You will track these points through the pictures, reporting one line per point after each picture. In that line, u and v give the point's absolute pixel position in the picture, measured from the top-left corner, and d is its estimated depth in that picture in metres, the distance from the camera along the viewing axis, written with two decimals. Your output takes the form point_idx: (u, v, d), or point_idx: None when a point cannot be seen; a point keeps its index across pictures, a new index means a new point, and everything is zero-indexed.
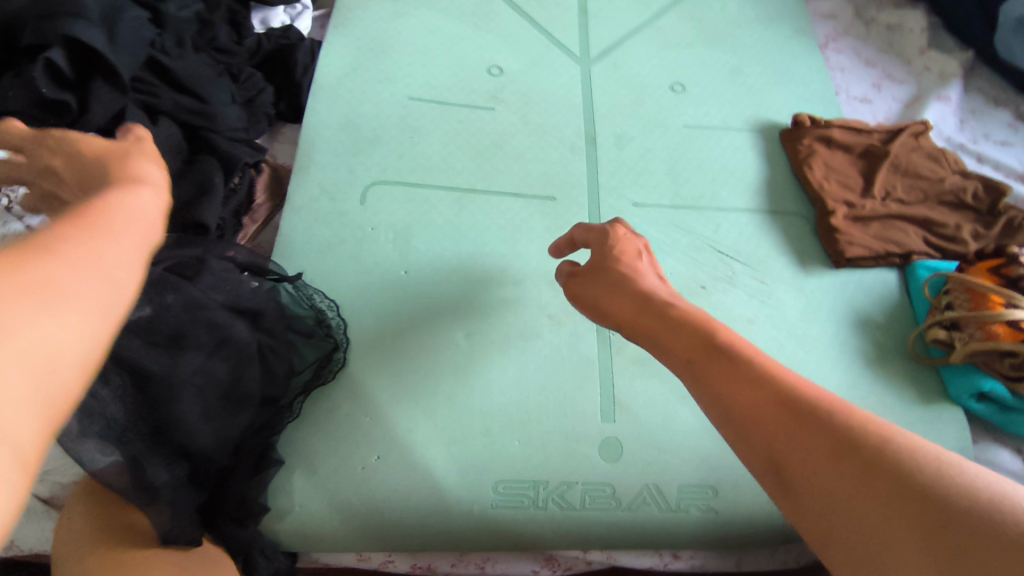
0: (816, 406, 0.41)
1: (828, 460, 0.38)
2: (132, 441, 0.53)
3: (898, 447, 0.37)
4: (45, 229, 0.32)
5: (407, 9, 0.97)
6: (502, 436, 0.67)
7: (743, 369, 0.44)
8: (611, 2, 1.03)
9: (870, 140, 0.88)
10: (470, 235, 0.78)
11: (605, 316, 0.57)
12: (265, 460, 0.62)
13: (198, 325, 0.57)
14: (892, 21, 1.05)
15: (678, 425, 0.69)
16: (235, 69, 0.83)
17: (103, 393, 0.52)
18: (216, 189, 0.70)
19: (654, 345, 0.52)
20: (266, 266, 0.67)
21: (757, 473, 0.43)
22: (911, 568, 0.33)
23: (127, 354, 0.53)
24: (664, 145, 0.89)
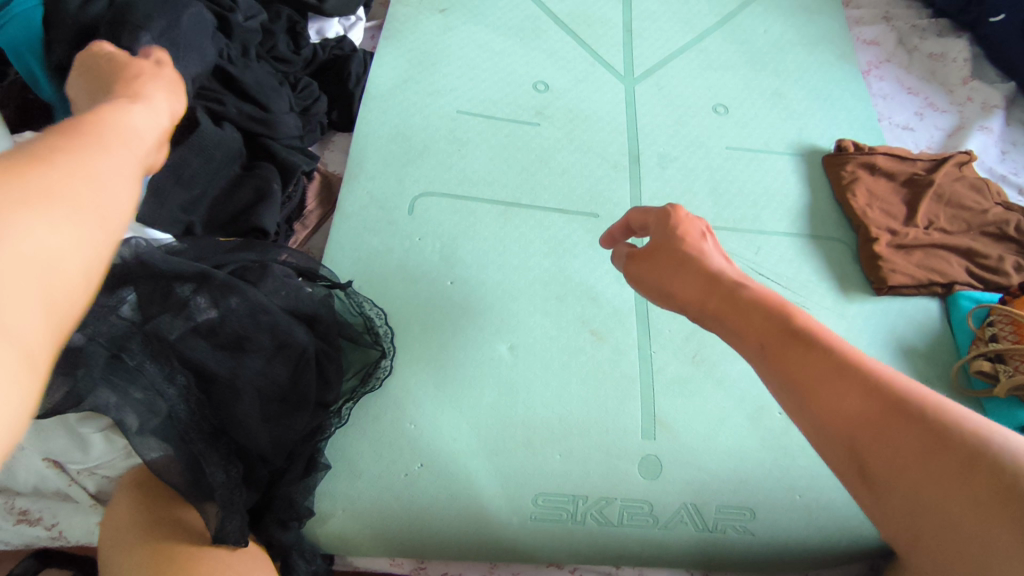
0: (905, 398, 0.42)
1: (921, 459, 0.41)
2: (194, 440, 0.55)
3: (983, 441, 0.40)
4: (45, 138, 0.36)
5: (456, 24, 0.99)
6: (543, 449, 0.68)
7: (830, 364, 0.44)
8: (655, 22, 1.04)
9: (913, 169, 0.88)
10: (515, 249, 0.80)
11: (667, 298, 0.54)
12: (313, 465, 0.63)
13: (259, 328, 0.59)
14: (935, 50, 1.05)
15: (717, 445, 0.70)
16: (293, 78, 0.87)
17: (170, 392, 0.55)
18: (274, 195, 0.74)
19: (720, 328, 0.50)
20: (318, 272, 0.69)
21: (837, 464, 0.45)
22: (1011, 560, 0.37)
23: (194, 356, 0.56)
24: (707, 166, 0.90)
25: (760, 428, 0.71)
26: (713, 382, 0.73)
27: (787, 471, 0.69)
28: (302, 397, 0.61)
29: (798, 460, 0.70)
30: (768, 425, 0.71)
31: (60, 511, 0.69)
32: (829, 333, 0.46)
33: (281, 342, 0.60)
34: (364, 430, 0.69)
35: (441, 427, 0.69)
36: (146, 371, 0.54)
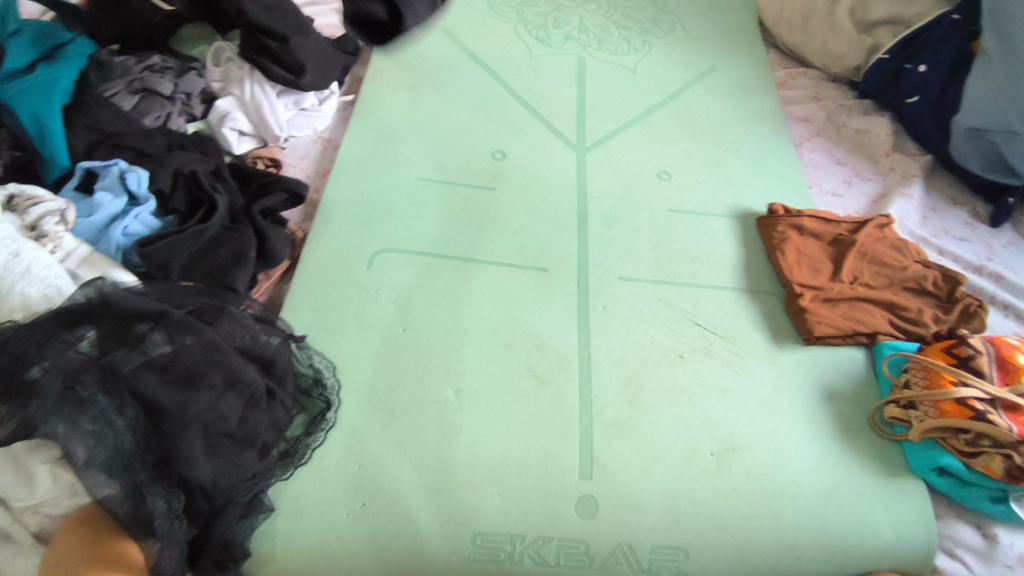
0: None
1: None
2: (137, 469, 0.58)
3: None
4: None
5: (421, 100, 1.09)
6: (483, 487, 0.70)
7: None
8: (606, 98, 1.15)
9: (839, 230, 0.95)
10: (465, 300, 0.84)
11: None
12: (256, 505, 0.65)
13: (212, 366, 0.62)
14: (862, 126, 1.15)
15: (652, 484, 0.72)
16: (272, 160, 0.95)
17: (118, 422, 0.58)
18: (250, 258, 0.78)
19: None
20: (274, 321, 0.74)
21: None
22: None
23: (144, 389, 0.59)
24: (651, 226, 0.97)
25: (693, 468, 0.73)
26: (647, 424, 0.76)
27: (719, 510, 0.71)
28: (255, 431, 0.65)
29: (730, 501, 0.71)
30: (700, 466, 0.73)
31: None
32: None
33: (236, 380, 0.63)
34: (309, 469, 0.71)
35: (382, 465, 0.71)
36: (97, 402, 0.57)
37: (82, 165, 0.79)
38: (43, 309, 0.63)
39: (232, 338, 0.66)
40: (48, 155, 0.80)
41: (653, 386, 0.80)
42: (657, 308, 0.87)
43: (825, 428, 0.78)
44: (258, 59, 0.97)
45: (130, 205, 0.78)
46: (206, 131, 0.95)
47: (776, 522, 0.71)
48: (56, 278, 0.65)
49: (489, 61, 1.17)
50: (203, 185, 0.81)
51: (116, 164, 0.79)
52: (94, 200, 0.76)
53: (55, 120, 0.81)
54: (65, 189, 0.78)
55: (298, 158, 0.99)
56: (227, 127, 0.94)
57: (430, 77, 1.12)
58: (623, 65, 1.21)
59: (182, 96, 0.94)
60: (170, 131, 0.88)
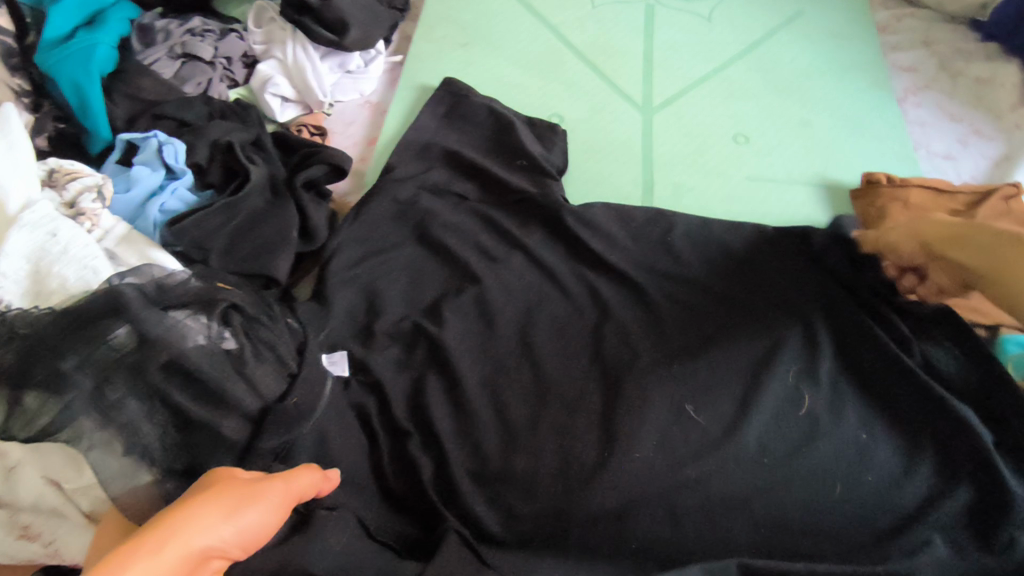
0: (247, 503, 0.46)
1: (198, 508, 0.43)
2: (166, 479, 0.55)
3: (226, 537, 0.44)
4: None
5: (474, 59, 1.01)
6: (540, 489, 0.64)
7: (250, 532, 0.45)
8: (677, 51, 1.03)
9: (954, 201, 0.81)
10: (521, 280, 0.77)
11: (234, 542, 0.44)
12: None
13: (238, 383, 0.59)
14: (983, 75, 0.98)
15: (737, 491, 0.63)
16: (316, 130, 0.90)
17: (147, 430, 0.55)
18: (291, 241, 0.74)
19: (223, 510, 0.45)
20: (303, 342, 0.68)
21: (220, 535, 0.43)
22: (206, 514, 0.43)
23: (173, 400, 0.56)
24: (725, 197, 0.88)
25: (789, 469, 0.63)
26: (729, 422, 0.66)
27: (816, 525, 0.61)
28: (289, 440, 0.60)
29: (825, 518, 0.62)
30: (781, 478, 0.63)
31: (58, 529, 0.66)
32: (287, 486, 0.50)
33: (267, 409, 0.60)
34: None
35: (420, 465, 0.63)
36: (126, 409, 0.54)
37: (121, 138, 0.76)
38: (81, 290, 0.60)
39: (265, 353, 0.63)
40: (91, 128, 0.77)
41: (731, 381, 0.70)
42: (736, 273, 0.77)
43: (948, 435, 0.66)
44: (300, 18, 0.90)
45: (168, 179, 0.75)
46: (248, 97, 0.91)
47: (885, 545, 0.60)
48: (94, 259, 0.62)
49: (546, 13, 1.07)
50: (238, 156, 0.76)
51: (153, 135, 0.75)
52: (132, 174, 0.72)
53: (95, 90, 0.78)
54: (107, 163, 0.76)
55: (344, 125, 0.94)
56: (269, 93, 0.89)
57: (482, 34, 1.03)
58: (697, 13, 1.08)
59: (223, 61, 0.90)
60: (211, 99, 0.84)
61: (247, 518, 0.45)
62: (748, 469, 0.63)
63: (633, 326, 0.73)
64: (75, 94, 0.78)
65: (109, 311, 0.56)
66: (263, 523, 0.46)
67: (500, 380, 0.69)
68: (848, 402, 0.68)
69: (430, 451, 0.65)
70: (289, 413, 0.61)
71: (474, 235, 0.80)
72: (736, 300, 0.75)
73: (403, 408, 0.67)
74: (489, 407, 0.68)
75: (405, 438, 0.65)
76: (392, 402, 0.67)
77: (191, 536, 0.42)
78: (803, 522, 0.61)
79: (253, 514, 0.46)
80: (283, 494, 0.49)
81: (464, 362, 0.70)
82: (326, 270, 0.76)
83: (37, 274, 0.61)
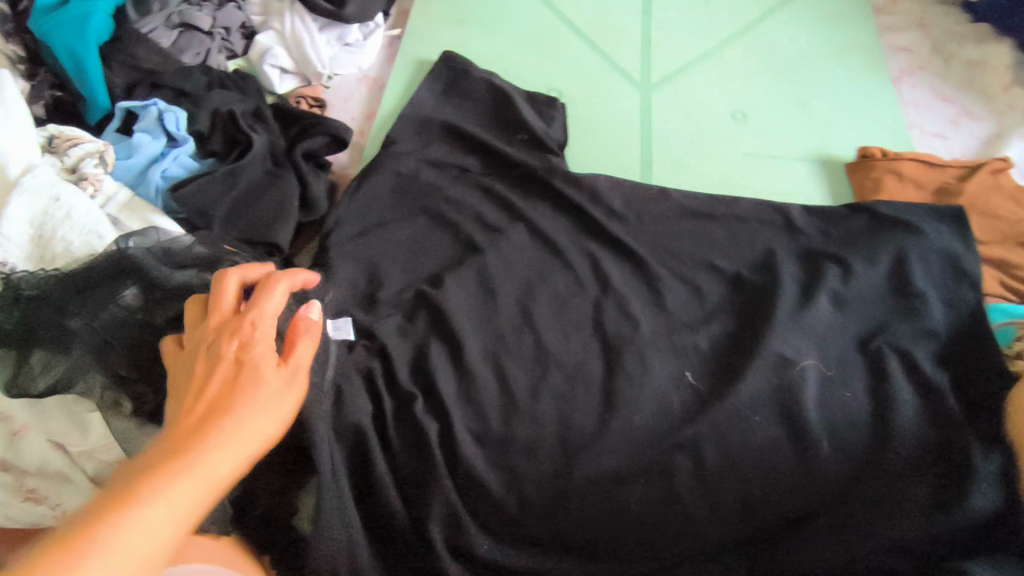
0: (250, 404, 0.46)
1: (196, 439, 0.43)
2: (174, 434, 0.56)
3: (247, 450, 0.44)
4: None
5: (473, 35, 1.01)
6: (541, 453, 0.65)
7: (271, 414, 0.47)
8: (675, 29, 1.03)
9: (944, 177, 0.83)
10: (522, 251, 0.78)
11: (255, 438, 0.45)
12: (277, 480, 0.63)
13: None
14: (974, 57, 1.00)
15: (733, 455, 0.64)
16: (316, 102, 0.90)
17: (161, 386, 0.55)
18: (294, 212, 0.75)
19: (235, 420, 0.45)
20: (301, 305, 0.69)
21: (241, 449, 0.44)
22: (211, 447, 0.43)
23: None
24: (722, 172, 0.89)
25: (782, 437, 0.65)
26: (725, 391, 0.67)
27: (809, 486, 0.63)
28: None
29: (818, 480, 0.63)
30: (772, 436, 0.65)
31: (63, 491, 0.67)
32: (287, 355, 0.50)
33: None
34: None
35: (423, 428, 0.64)
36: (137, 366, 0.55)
37: (121, 105, 0.75)
38: (86, 254, 0.61)
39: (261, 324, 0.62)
40: (90, 96, 0.77)
41: (728, 349, 0.71)
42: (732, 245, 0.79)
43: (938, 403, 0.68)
44: None
45: (169, 147, 0.75)
46: (247, 69, 0.91)
47: (875, 505, 0.62)
48: (96, 224, 0.62)
49: None
50: (239, 125, 0.77)
51: (153, 103, 0.75)
52: (132, 142, 0.72)
53: (93, 59, 0.77)
54: (106, 130, 0.76)
55: (344, 98, 0.95)
56: (268, 64, 0.89)
57: (481, 10, 1.03)
58: None
59: (221, 32, 0.89)
60: (211, 69, 0.83)
61: (262, 416, 0.46)
62: (744, 434, 0.65)
63: (632, 296, 0.75)
64: (72, 62, 0.77)
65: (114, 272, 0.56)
66: (279, 410, 0.47)
67: (502, 348, 0.71)
68: (842, 368, 0.69)
69: (433, 415, 0.66)
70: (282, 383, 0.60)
71: (476, 207, 0.81)
72: (733, 271, 0.77)
73: (407, 374, 0.68)
74: (492, 373, 0.69)
75: (408, 403, 0.66)
76: (395, 368, 0.68)
77: (209, 469, 0.42)
78: (795, 482, 0.63)
79: (267, 412, 0.46)
80: (286, 374, 0.49)
81: (468, 330, 0.71)
82: (329, 240, 0.77)
83: (39, 237, 0.61)
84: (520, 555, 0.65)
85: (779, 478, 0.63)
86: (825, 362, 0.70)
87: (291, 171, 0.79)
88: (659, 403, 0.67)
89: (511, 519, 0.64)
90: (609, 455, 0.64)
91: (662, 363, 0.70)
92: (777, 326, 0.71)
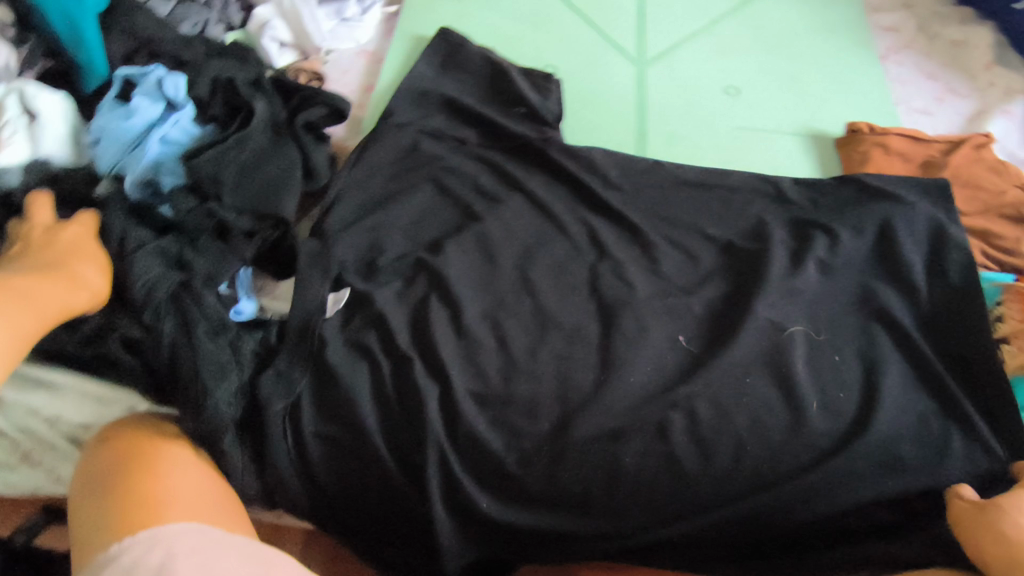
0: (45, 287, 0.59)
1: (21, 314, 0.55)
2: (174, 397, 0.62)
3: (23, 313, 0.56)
4: None
5: (470, 10, 1.02)
6: (537, 412, 0.67)
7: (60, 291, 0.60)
8: (668, 7, 1.05)
9: (928, 150, 0.86)
10: (520, 220, 0.79)
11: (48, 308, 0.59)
12: (275, 436, 0.64)
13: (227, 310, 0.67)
14: (957, 37, 1.02)
15: (721, 412, 0.67)
16: (315, 75, 0.91)
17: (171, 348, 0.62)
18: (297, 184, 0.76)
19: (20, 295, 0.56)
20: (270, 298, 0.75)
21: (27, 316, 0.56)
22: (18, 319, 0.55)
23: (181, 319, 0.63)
24: (715, 145, 0.91)
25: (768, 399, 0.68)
26: (717, 352, 0.70)
27: (795, 444, 0.66)
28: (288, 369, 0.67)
29: (803, 433, 0.66)
30: (763, 395, 0.67)
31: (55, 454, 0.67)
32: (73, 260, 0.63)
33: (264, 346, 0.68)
34: None
35: (423, 389, 0.66)
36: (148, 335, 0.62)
37: (120, 72, 0.76)
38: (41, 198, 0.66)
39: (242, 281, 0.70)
40: (86, 63, 0.77)
41: (719, 314, 0.73)
42: (724, 212, 0.81)
43: (918, 365, 0.70)
44: None
45: (168, 113, 0.75)
46: (245, 41, 0.91)
47: (860, 459, 0.65)
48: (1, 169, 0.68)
49: None
50: (241, 93, 0.78)
51: (153, 70, 0.76)
52: (132, 106, 0.73)
53: (92, 25, 0.77)
54: (105, 98, 0.75)
55: (342, 72, 0.95)
56: (267, 37, 0.90)
57: None
58: None
59: (220, 4, 0.90)
60: (210, 40, 0.84)
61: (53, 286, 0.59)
62: (734, 392, 0.67)
63: (627, 263, 0.76)
64: (69, 28, 0.77)
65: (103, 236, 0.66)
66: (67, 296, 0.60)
67: (500, 311, 0.72)
68: (829, 331, 0.72)
69: (435, 376, 0.67)
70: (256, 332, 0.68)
71: (474, 177, 0.83)
72: (726, 239, 0.79)
73: (408, 337, 0.70)
74: (491, 336, 0.70)
75: (408, 365, 0.67)
76: (395, 332, 0.69)
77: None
78: (783, 438, 0.66)
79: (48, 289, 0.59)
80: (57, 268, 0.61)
81: (467, 295, 0.72)
82: (330, 209, 0.78)
83: None
84: (515, 511, 0.67)
85: (772, 434, 0.66)
86: (812, 323, 0.72)
87: (292, 140, 0.80)
88: (654, 363, 0.70)
89: (509, 474, 0.66)
90: (602, 413, 0.66)
91: (656, 327, 0.72)
92: (766, 290, 0.73)
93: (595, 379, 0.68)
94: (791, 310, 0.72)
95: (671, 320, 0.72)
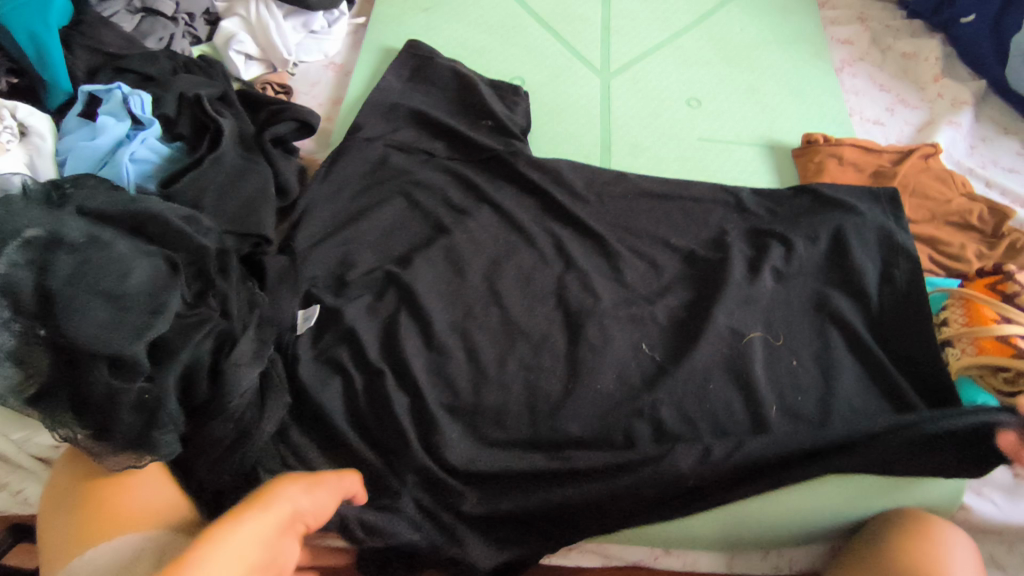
0: None
1: None
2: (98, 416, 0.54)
3: None
4: None
5: (438, 23, 1.03)
6: (504, 421, 0.69)
7: None
8: (633, 20, 1.08)
9: (880, 160, 0.90)
10: (488, 232, 0.81)
11: None
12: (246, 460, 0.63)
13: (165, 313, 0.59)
14: (908, 49, 1.07)
15: (680, 417, 0.69)
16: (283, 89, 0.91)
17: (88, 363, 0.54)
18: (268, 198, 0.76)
19: None
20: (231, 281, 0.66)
21: None
22: None
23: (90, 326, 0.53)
24: (678, 156, 0.93)
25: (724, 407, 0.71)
26: (680, 359, 0.72)
27: None
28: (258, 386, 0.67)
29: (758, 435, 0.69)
30: (725, 398, 0.70)
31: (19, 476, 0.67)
32: None
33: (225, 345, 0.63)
34: None
35: (394, 402, 0.67)
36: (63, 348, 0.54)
37: (83, 89, 0.75)
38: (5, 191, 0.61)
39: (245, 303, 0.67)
40: (48, 79, 0.76)
41: (682, 322, 0.75)
42: (686, 222, 0.84)
43: (869, 368, 0.73)
44: None
45: (135, 130, 0.75)
46: (212, 54, 0.91)
47: None
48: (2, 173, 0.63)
49: None
50: (207, 110, 0.78)
51: (118, 87, 0.75)
52: (98, 124, 0.72)
53: (54, 41, 0.76)
54: (70, 115, 0.75)
55: (310, 85, 0.96)
56: (234, 50, 0.90)
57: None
58: None
59: (185, 17, 0.90)
60: (175, 53, 0.84)
61: None
62: (695, 399, 0.70)
63: (593, 273, 0.78)
64: (31, 44, 0.76)
65: (48, 243, 0.55)
66: None
67: (468, 323, 0.74)
68: (786, 337, 0.75)
69: (406, 388, 0.68)
70: (259, 357, 0.64)
71: (442, 189, 0.84)
72: (687, 249, 0.81)
73: (378, 350, 0.71)
74: (460, 348, 0.72)
75: (378, 378, 0.68)
76: (365, 346, 0.70)
77: None
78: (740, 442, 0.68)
79: None
80: None
81: (436, 308, 0.73)
82: (299, 223, 0.78)
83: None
84: None
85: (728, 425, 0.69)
86: (770, 330, 0.75)
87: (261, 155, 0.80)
88: (620, 371, 0.71)
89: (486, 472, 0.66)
90: (569, 422, 0.68)
91: (620, 337, 0.74)
92: (726, 299, 0.75)
93: (562, 388, 0.70)
94: (750, 318, 0.75)
95: (634, 329, 0.75)
